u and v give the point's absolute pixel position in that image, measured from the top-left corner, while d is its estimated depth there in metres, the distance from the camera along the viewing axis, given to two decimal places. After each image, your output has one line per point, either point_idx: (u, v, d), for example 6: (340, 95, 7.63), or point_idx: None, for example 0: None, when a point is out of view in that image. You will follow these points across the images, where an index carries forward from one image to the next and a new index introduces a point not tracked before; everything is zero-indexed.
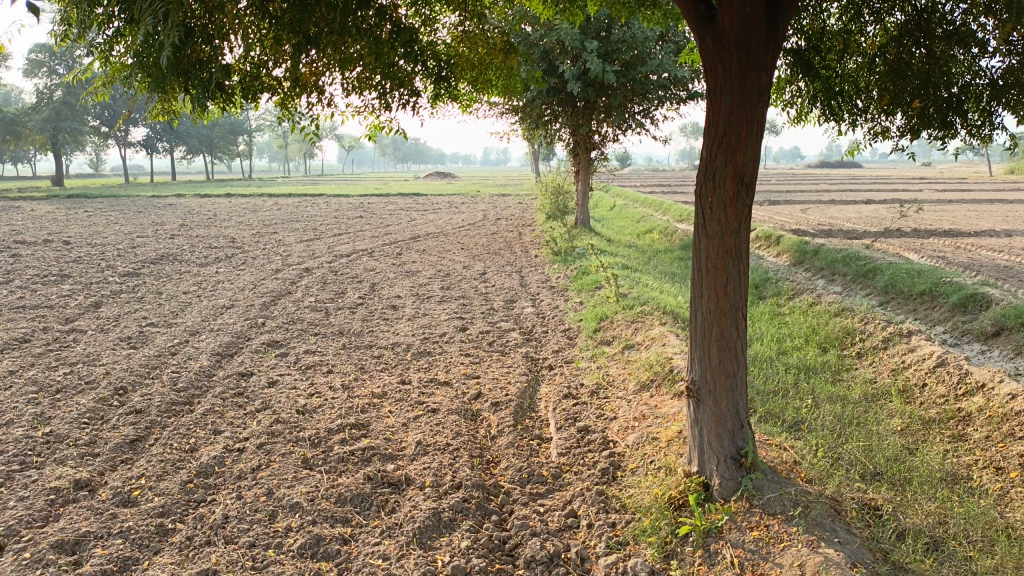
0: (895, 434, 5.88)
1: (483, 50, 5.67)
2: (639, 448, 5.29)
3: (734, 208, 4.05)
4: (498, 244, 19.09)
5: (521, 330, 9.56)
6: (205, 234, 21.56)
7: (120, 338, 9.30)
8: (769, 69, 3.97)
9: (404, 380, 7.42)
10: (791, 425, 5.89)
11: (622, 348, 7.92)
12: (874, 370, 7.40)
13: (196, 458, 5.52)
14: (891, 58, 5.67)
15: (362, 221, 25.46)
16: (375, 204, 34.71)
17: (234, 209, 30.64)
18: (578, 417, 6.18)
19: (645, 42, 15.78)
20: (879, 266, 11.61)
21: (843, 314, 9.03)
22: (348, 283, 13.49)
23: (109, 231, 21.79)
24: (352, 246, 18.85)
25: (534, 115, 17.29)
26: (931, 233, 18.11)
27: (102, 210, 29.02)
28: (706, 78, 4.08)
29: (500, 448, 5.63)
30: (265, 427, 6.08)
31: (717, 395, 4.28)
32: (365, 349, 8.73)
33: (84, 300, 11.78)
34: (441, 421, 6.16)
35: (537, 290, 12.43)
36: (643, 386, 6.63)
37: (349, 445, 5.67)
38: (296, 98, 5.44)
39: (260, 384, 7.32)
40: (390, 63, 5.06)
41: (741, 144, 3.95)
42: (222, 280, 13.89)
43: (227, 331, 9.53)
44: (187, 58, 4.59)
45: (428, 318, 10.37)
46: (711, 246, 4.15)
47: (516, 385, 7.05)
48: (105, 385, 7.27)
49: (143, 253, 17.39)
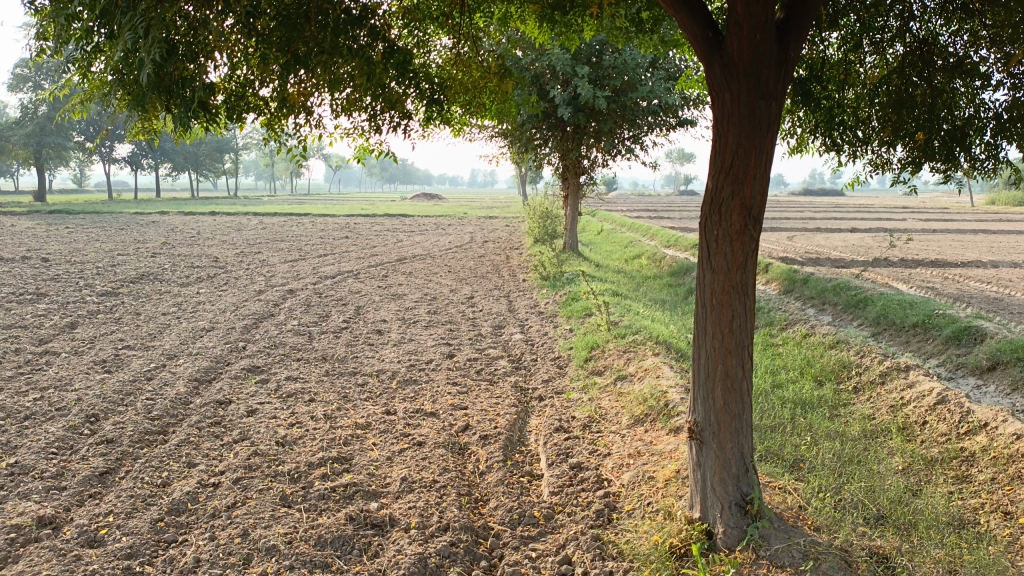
0: (897, 474, 5.72)
1: (477, 73, 5.51)
2: (635, 488, 5.07)
3: (740, 242, 3.86)
4: (485, 268, 18.89)
5: (509, 357, 9.33)
6: (187, 253, 21.22)
7: (95, 361, 8.99)
8: (778, 98, 3.81)
9: (388, 410, 7.16)
10: (791, 464, 5.69)
11: (614, 379, 7.72)
12: (872, 407, 7.23)
13: (168, 493, 5.24)
14: (893, 88, 5.50)
15: (348, 242, 25.22)
16: (361, 224, 34.47)
17: (218, 228, 30.33)
18: (570, 452, 5.95)
19: (636, 68, 15.75)
20: (870, 296, 11.50)
21: (838, 346, 8.87)
22: (333, 306, 13.22)
23: (89, 249, 21.41)
24: (337, 268, 18.58)
25: (524, 139, 17.19)
26: (919, 264, 18.09)
27: (83, 226, 28.65)
28: (711, 107, 3.90)
29: (488, 486, 5.39)
30: (243, 460, 5.80)
31: (721, 438, 4.09)
32: (349, 376, 8.47)
33: (59, 321, 11.44)
34: (427, 455, 5.91)
35: (525, 316, 12.21)
36: (637, 420, 6.41)
37: (331, 481, 5.41)
38: (282, 118, 5.27)
39: (238, 413, 7.03)
40: (382, 85, 4.88)
41: (748, 176, 3.78)
42: (203, 301, 13.59)
43: (206, 356, 9.24)
44: (170, 75, 4.45)
45: (414, 344, 10.13)
46: (715, 281, 3.97)
47: (505, 417, 6.81)
48: (76, 412, 6.97)
49: (123, 271, 17.05)
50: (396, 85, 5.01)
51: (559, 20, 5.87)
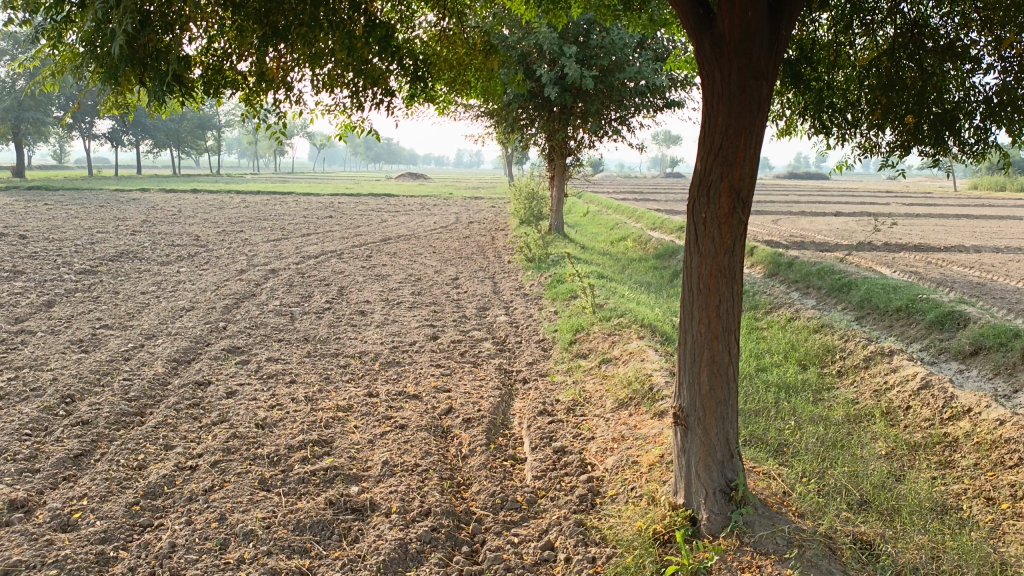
0: (880, 459, 5.71)
1: (462, 49, 5.38)
2: (619, 472, 5.02)
3: (728, 225, 3.79)
4: (470, 249, 18.78)
5: (493, 339, 9.26)
6: (168, 231, 20.95)
7: (72, 340, 8.83)
8: (770, 79, 3.72)
9: (370, 392, 7.07)
10: (775, 449, 5.66)
11: (599, 362, 7.67)
12: (856, 391, 7.22)
13: (144, 476, 5.14)
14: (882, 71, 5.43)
15: (332, 222, 25.02)
16: (346, 203, 34.18)
17: (200, 206, 29.99)
18: (554, 436, 5.90)
19: (624, 48, 15.59)
20: (854, 281, 11.51)
21: (822, 330, 8.86)
22: (315, 286, 13.08)
23: (68, 226, 21.08)
24: (320, 248, 18.41)
25: (510, 119, 17.03)
26: (903, 248, 18.14)
27: (63, 203, 28.22)
28: (701, 86, 3.81)
29: (471, 470, 5.33)
30: (221, 443, 5.70)
31: (706, 424, 4.04)
32: (331, 357, 8.37)
33: (36, 299, 11.24)
34: (409, 438, 5.84)
35: (510, 298, 12.13)
36: (622, 404, 6.37)
37: (311, 465, 5.33)
38: (261, 94, 5.15)
39: (218, 395, 6.92)
40: (364, 60, 4.75)
41: (737, 157, 3.70)
42: (184, 280, 13.40)
43: (186, 336, 9.10)
44: (143, 48, 4.29)
45: (397, 325, 10.03)
46: (702, 264, 3.90)
47: (489, 400, 6.74)
48: (51, 392, 6.83)
49: (103, 249, 16.81)
50: (378, 61, 4.85)
51: None
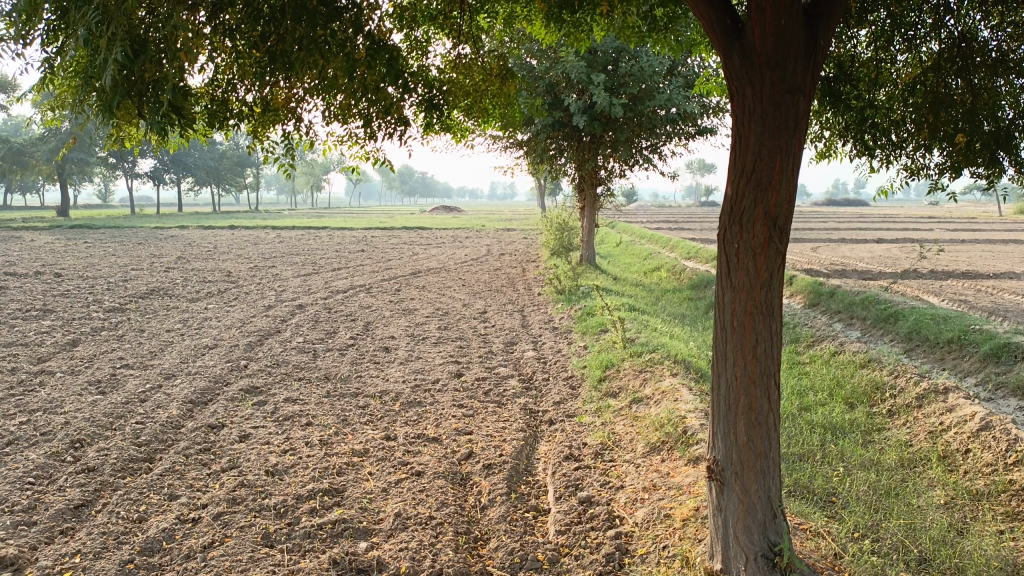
0: (939, 509, 5.20)
1: (477, 75, 5.05)
2: (650, 528, 4.61)
3: (764, 256, 3.40)
4: (500, 281, 18.50)
5: (520, 377, 8.89)
6: (200, 267, 21.02)
7: (90, 381, 8.66)
8: (807, 93, 3.35)
9: (388, 435, 6.73)
10: (822, 500, 5.20)
11: (630, 402, 7.24)
12: (909, 433, 6.68)
13: (144, 530, 4.85)
14: (927, 88, 5.05)
15: (363, 256, 24.96)
16: (378, 237, 34.32)
17: (235, 241, 30.20)
18: (580, 484, 5.49)
19: (653, 76, 15.26)
20: (901, 311, 10.93)
21: (869, 365, 8.32)
22: (341, 321, 12.86)
23: (104, 263, 21.27)
24: (349, 282, 18.26)
25: (539, 149, 16.87)
26: (950, 275, 17.42)
27: (102, 241, 28.67)
28: (731, 104, 3.46)
29: (489, 523, 4.95)
30: (227, 492, 5.39)
31: (745, 479, 3.62)
32: (351, 397, 8.06)
33: (61, 338, 11.15)
34: (425, 486, 5.48)
35: (538, 332, 11.75)
36: (653, 448, 5.93)
37: (318, 517, 4.99)
38: (270, 125, 4.90)
39: (230, 439, 6.63)
40: (373, 88, 4.46)
41: (773, 180, 3.32)
42: (210, 317, 13.27)
43: (205, 375, 8.88)
44: (138, 78, 4.05)
45: (421, 362, 9.70)
46: (737, 300, 3.51)
47: (512, 444, 6.36)
48: (61, 437, 6.60)
49: (134, 287, 16.84)
50: (391, 88, 4.58)
51: (566, 19, 5.41)
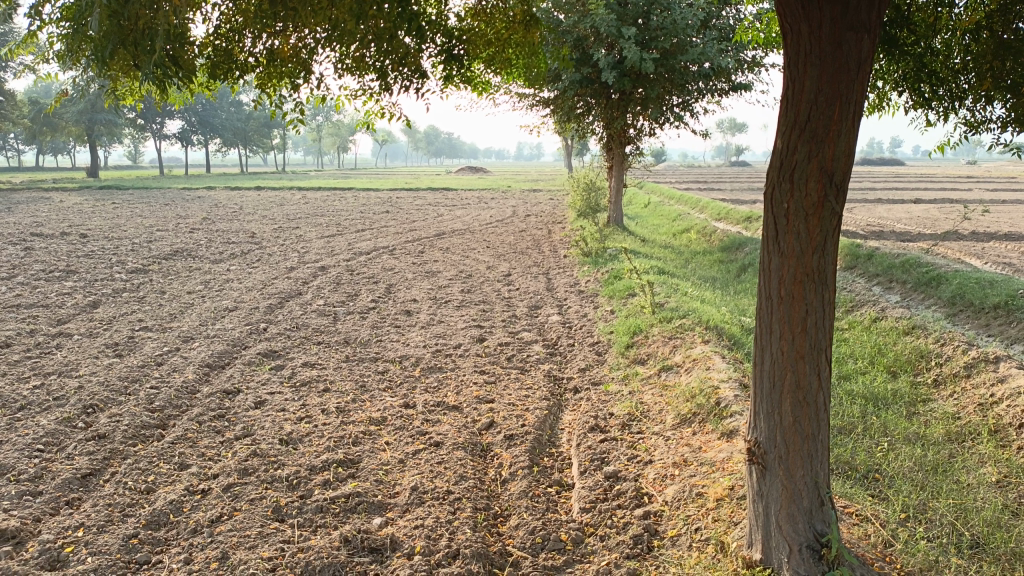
0: (992, 488, 4.86)
1: (502, 21, 4.59)
2: (681, 507, 4.33)
3: (818, 216, 3.03)
4: (525, 243, 18.15)
5: (544, 342, 8.61)
6: (225, 228, 20.88)
7: (107, 344, 8.52)
8: (873, 30, 2.90)
9: (407, 403, 6.48)
10: (864, 476, 4.89)
11: (659, 369, 6.92)
12: (956, 405, 6.29)
13: (151, 502, 4.67)
14: (989, 35, 4.56)
15: (388, 217, 24.70)
16: (404, 198, 34.07)
17: (261, 202, 30.10)
18: (606, 458, 5.21)
19: (686, 29, 14.61)
20: (944, 274, 10.43)
21: (913, 332, 7.89)
22: (363, 283, 12.63)
23: (129, 224, 21.22)
24: (373, 243, 18.03)
25: (566, 106, 16.37)
26: (992, 237, 16.77)
27: (130, 201, 28.66)
28: (784, 45, 3.04)
29: (510, 498, 4.70)
30: (238, 463, 5.18)
31: (790, 463, 3.30)
32: (370, 362, 7.84)
33: (82, 300, 11.03)
34: (444, 458, 5.22)
35: (564, 296, 11.43)
36: (684, 420, 5.63)
37: (331, 490, 4.78)
38: (277, 81, 4.53)
39: (245, 405, 6.43)
40: (388, 40, 4.06)
41: (831, 131, 2.93)
42: (232, 278, 13.11)
43: (222, 339, 8.70)
44: (132, 23, 3.69)
45: (443, 326, 9.44)
46: (785, 266, 3.15)
47: (535, 413, 6.08)
48: (74, 402, 6.45)
49: (158, 247, 16.74)
50: (408, 39, 4.13)
51: None
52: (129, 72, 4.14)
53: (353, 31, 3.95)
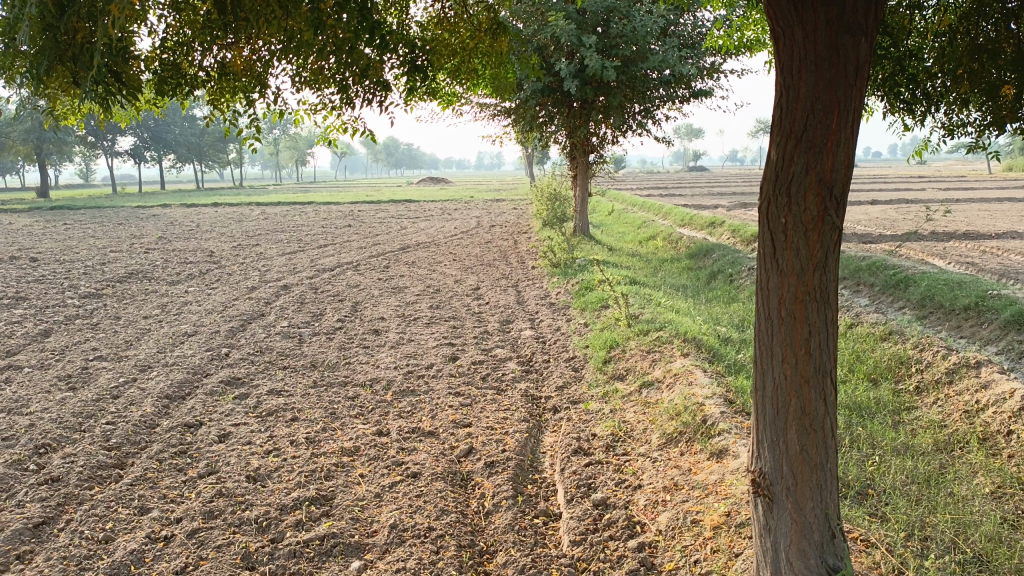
0: (986, 498, 4.75)
1: (466, 30, 4.37)
2: (676, 537, 4.15)
3: (819, 232, 2.86)
4: (492, 255, 17.92)
5: (519, 358, 8.39)
6: (182, 247, 20.29)
7: (58, 376, 8.07)
8: (869, 33, 2.74)
9: (381, 430, 6.19)
10: (857, 493, 4.74)
11: (639, 386, 6.73)
12: (941, 413, 6.22)
13: (109, 552, 4.34)
14: (961, 38, 4.43)
15: (350, 231, 24.29)
16: (365, 211, 33.57)
17: (218, 220, 29.41)
18: (593, 483, 5.00)
19: (647, 37, 14.55)
20: (911, 276, 10.46)
21: (890, 338, 7.84)
22: (329, 302, 12.29)
23: (81, 246, 20.52)
24: (336, 259, 17.65)
25: (528, 116, 16.20)
26: (951, 237, 17.00)
27: (81, 222, 27.75)
28: (777, 50, 2.87)
29: (496, 532, 4.48)
30: (203, 504, 4.86)
31: (798, 495, 3.12)
32: (340, 386, 7.53)
33: (31, 329, 10.50)
34: (424, 490, 4.96)
35: (535, 309, 11.23)
36: (670, 440, 5.45)
37: (305, 531, 4.50)
38: (231, 96, 4.24)
39: (208, 440, 6.07)
40: (350, 56, 3.79)
41: (829, 141, 2.76)
42: (190, 301, 12.65)
43: (182, 366, 8.31)
44: (70, 38, 3.39)
45: (413, 345, 9.16)
46: (784, 285, 2.98)
47: (515, 437, 5.85)
48: (23, 442, 6.04)
49: (113, 270, 16.14)
50: (368, 48, 3.83)
51: None
52: (69, 91, 3.83)
53: (310, 41, 3.65)
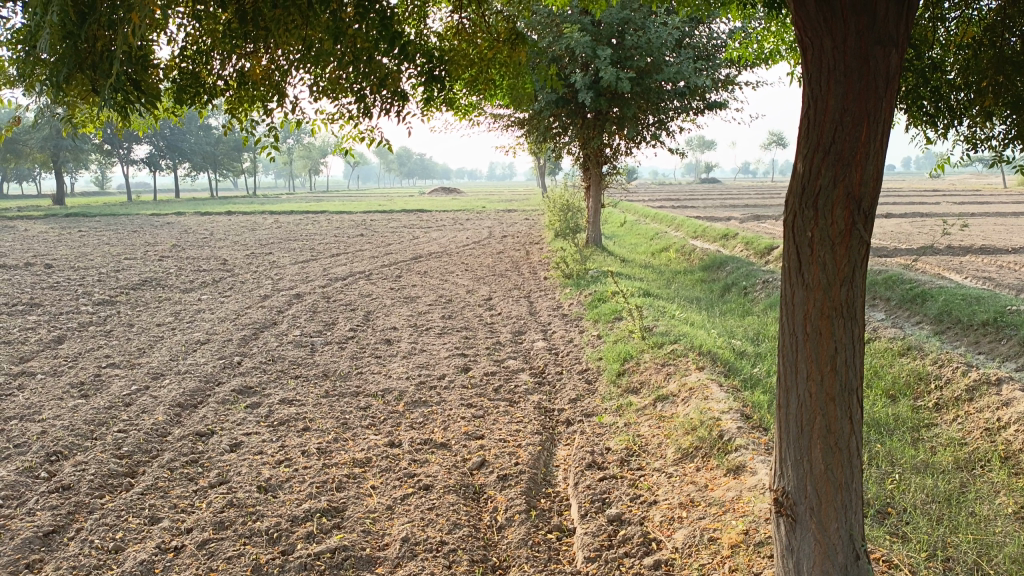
0: (1009, 518, 4.65)
1: (484, 40, 4.30)
2: (693, 555, 4.08)
3: (846, 246, 2.81)
4: (504, 265, 17.89)
5: (531, 370, 8.33)
6: (196, 255, 20.37)
7: (72, 383, 8.07)
8: (900, 45, 2.69)
9: (392, 441, 6.15)
10: (878, 511, 4.65)
11: (654, 399, 6.66)
12: (961, 430, 6.12)
13: (120, 563, 4.30)
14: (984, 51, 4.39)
15: (363, 240, 24.32)
16: (377, 221, 33.62)
17: (232, 228, 29.53)
18: (607, 499, 4.94)
19: (662, 48, 14.52)
20: (929, 291, 10.34)
21: (908, 353, 7.73)
22: (341, 311, 12.27)
23: (96, 253, 20.62)
24: (349, 268, 17.66)
25: (542, 127, 16.20)
26: (968, 251, 16.84)
27: (97, 229, 27.95)
28: (805, 61, 2.83)
29: (509, 547, 4.42)
30: (214, 515, 4.82)
31: (822, 515, 3.06)
32: (352, 396, 7.50)
33: (46, 335, 10.53)
34: (436, 503, 4.91)
35: (547, 320, 11.18)
36: (686, 455, 5.37)
37: (316, 544, 4.45)
38: (249, 107, 4.21)
39: (220, 449, 6.04)
40: (369, 71, 3.74)
41: (858, 154, 2.71)
42: (203, 309, 12.67)
43: (195, 375, 8.31)
44: (91, 46, 3.37)
45: (425, 355, 9.12)
46: (810, 300, 2.92)
47: (528, 450, 5.79)
48: (36, 449, 6.03)
49: (126, 277, 16.21)
50: (386, 58, 3.79)
51: None
52: (88, 100, 3.82)
53: (328, 51, 3.61)
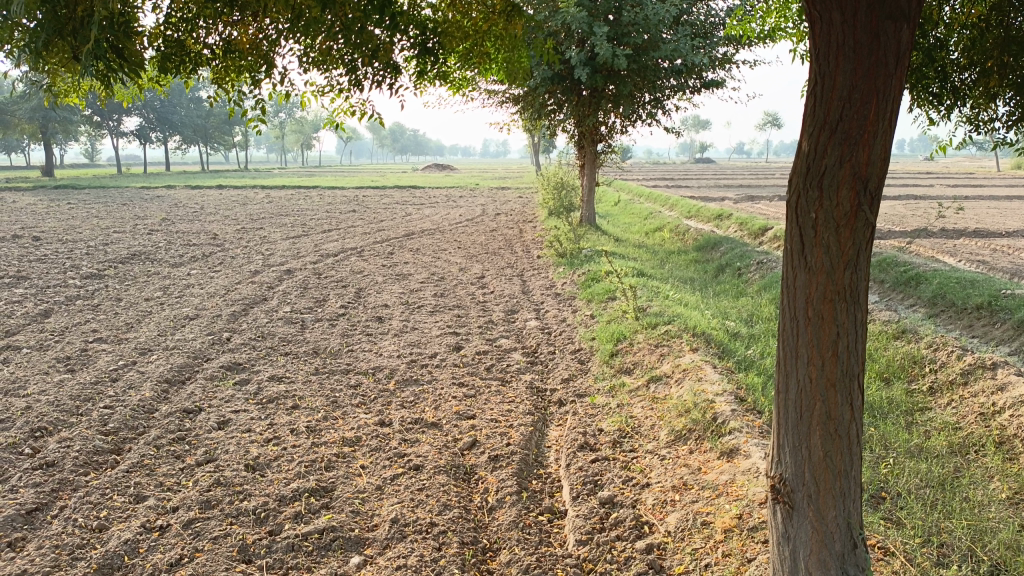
0: (1003, 504, 4.62)
1: (479, 13, 4.12)
2: (686, 540, 4.04)
3: (851, 228, 2.72)
4: (497, 244, 17.77)
5: (524, 349, 8.26)
6: (186, 229, 20.16)
7: (57, 358, 7.96)
8: (912, 19, 2.58)
9: (382, 420, 6.07)
10: (872, 496, 4.62)
11: (647, 380, 6.60)
12: (955, 414, 6.10)
13: (104, 542, 4.23)
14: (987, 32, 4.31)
15: (355, 217, 24.13)
16: (370, 197, 33.39)
17: (223, 202, 29.22)
18: (600, 480, 4.88)
19: (659, 25, 14.29)
20: (923, 273, 10.29)
21: (903, 336, 7.69)
22: (332, 288, 12.15)
23: (84, 226, 20.38)
24: (340, 244, 17.51)
25: (537, 104, 16.03)
26: (962, 234, 16.81)
27: (85, 202, 27.61)
28: (813, 36, 2.72)
29: (500, 529, 4.37)
30: (201, 494, 4.75)
31: (820, 502, 3.01)
32: (342, 374, 7.41)
33: (32, 309, 10.38)
34: (427, 484, 4.85)
35: (540, 299, 11.10)
36: (679, 437, 5.32)
37: (304, 524, 4.38)
38: (236, 77, 4.04)
39: (207, 427, 5.95)
40: (356, 39, 3.60)
41: (865, 133, 2.62)
42: (192, 284, 12.53)
43: (183, 350, 8.20)
44: (70, 11, 3.19)
45: (417, 333, 9.03)
46: (813, 283, 2.85)
47: (520, 431, 5.73)
48: (20, 425, 5.93)
49: (115, 251, 16.01)
50: (378, 28, 3.67)
51: None
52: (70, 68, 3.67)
53: (318, 19, 3.46)
